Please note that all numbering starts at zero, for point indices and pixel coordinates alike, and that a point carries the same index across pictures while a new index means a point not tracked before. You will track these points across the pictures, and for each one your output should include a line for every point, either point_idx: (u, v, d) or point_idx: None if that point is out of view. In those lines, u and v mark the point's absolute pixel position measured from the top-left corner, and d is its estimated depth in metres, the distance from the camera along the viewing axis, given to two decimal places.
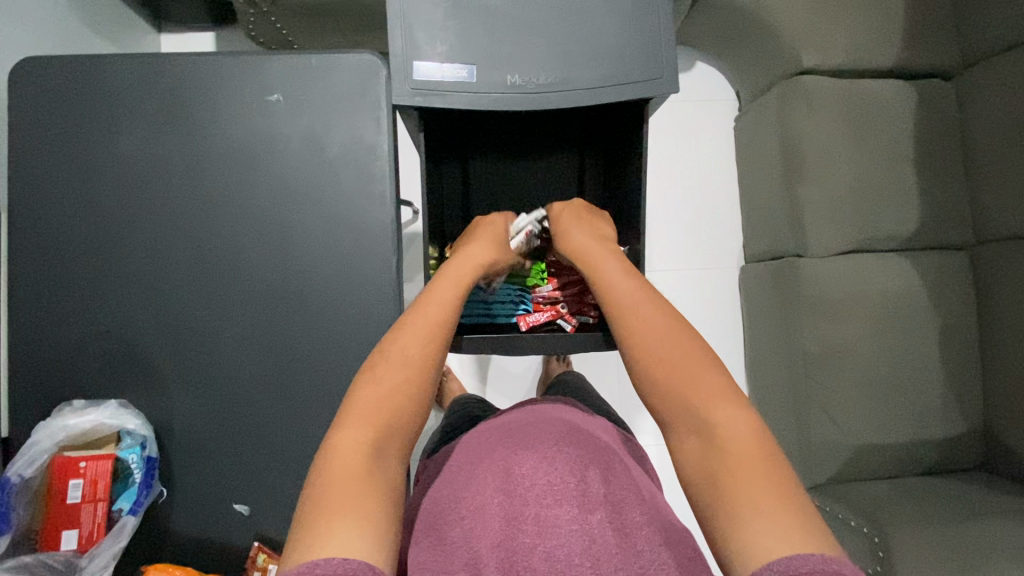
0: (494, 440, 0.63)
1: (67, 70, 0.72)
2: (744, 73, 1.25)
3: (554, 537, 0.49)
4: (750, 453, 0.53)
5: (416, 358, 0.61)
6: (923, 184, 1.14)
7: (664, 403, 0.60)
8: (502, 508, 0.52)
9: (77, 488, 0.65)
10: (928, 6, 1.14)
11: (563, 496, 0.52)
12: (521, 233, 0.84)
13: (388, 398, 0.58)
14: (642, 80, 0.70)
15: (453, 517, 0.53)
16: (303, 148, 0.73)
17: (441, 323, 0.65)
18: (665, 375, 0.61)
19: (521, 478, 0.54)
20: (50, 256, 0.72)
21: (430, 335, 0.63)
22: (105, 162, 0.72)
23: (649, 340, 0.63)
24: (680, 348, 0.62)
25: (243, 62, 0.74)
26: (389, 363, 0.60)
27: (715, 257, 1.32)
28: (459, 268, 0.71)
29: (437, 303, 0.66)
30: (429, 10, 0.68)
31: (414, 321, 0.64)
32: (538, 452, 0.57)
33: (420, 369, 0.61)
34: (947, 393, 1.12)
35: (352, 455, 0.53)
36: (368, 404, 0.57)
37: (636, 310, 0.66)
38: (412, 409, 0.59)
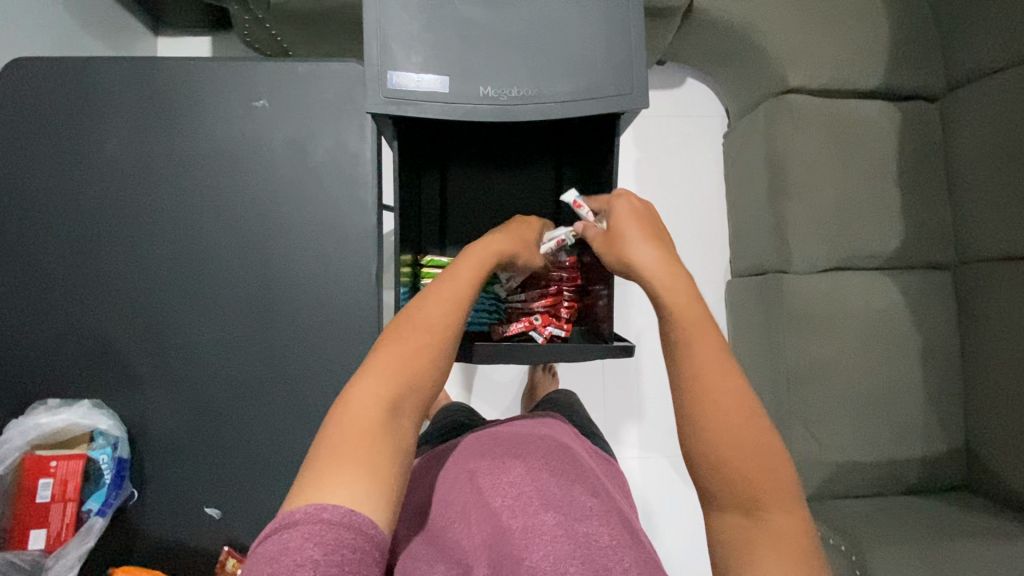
0: (483, 450, 0.62)
1: (55, 71, 0.73)
2: (732, 90, 1.27)
3: (541, 542, 0.48)
4: (796, 537, 0.48)
5: (439, 325, 0.59)
6: (907, 203, 1.15)
7: (714, 471, 0.52)
8: (490, 517, 0.51)
9: (47, 487, 0.66)
10: (914, 29, 1.16)
11: (549, 503, 0.52)
12: (554, 240, 0.81)
13: (408, 360, 0.56)
14: (614, 95, 0.71)
15: (445, 527, 0.53)
16: (287, 154, 0.74)
17: (463, 300, 0.62)
18: (729, 440, 0.52)
19: (509, 487, 0.54)
20: (31, 254, 0.72)
21: (453, 308, 0.61)
22: (88, 162, 0.73)
23: (715, 400, 0.54)
24: (746, 416, 0.53)
25: (229, 67, 0.74)
26: (412, 326, 0.58)
27: (701, 270, 1.33)
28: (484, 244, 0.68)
29: (460, 280, 0.63)
30: (405, 22, 0.70)
31: (437, 293, 0.61)
32: (525, 463, 0.57)
33: (441, 340, 0.58)
34: (929, 411, 1.12)
35: (368, 411, 0.52)
36: (387, 361, 0.55)
37: (701, 359, 0.56)
38: (432, 373, 0.57)
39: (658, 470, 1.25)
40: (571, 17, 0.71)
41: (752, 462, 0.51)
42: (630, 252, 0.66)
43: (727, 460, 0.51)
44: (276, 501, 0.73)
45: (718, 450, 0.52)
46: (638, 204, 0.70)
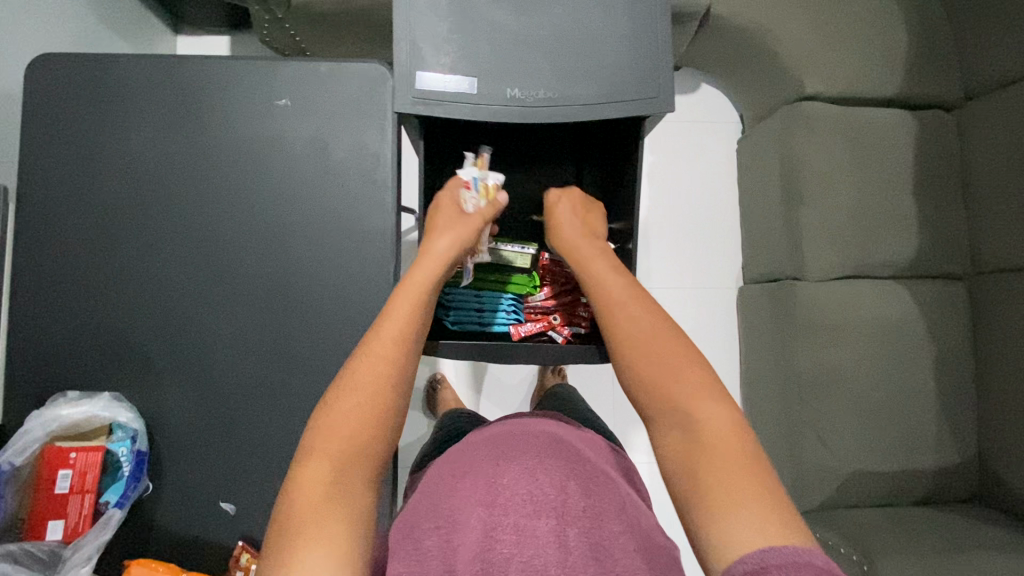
0: (478, 450, 0.62)
1: (82, 67, 0.74)
2: (748, 97, 1.27)
3: (532, 547, 0.49)
4: (733, 448, 0.54)
5: (375, 374, 0.60)
6: (922, 212, 1.15)
7: (646, 395, 0.61)
8: (481, 518, 0.51)
9: (66, 478, 0.66)
10: (932, 38, 1.15)
11: (542, 506, 0.52)
12: (474, 203, 0.78)
13: (351, 419, 0.58)
14: (639, 98, 0.71)
15: (431, 526, 0.52)
16: (308, 153, 0.75)
17: (404, 336, 0.63)
18: (649, 367, 0.61)
19: (503, 489, 0.54)
20: (55, 247, 0.73)
21: (395, 348, 0.62)
22: (111, 158, 0.74)
23: (637, 339, 0.64)
24: (665, 341, 0.63)
25: (253, 66, 0.75)
26: (352, 385, 0.59)
27: (713, 276, 1.33)
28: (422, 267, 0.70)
29: (398, 319, 0.64)
30: (433, 23, 0.70)
31: (374, 337, 0.63)
32: (520, 463, 0.57)
33: (385, 388, 0.60)
34: (943, 422, 1.12)
35: (314, 485, 0.53)
36: (328, 433, 0.57)
37: (623, 305, 0.67)
38: (377, 423, 0.58)
39: None
40: (596, 21, 0.72)
41: (673, 378, 0.60)
42: (563, 237, 0.79)
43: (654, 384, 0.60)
44: None
45: (643, 373, 0.61)
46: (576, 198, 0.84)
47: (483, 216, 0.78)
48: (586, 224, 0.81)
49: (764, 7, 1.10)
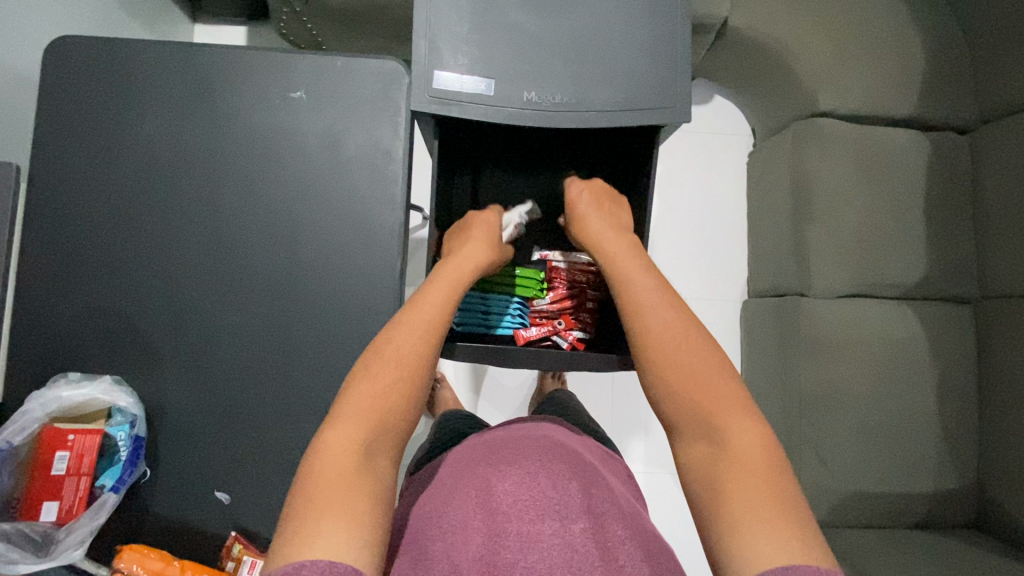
0: (478, 455, 0.62)
1: (100, 51, 0.75)
2: (761, 110, 1.27)
3: (537, 552, 0.48)
4: (758, 467, 0.53)
5: (411, 357, 0.60)
6: (932, 233, 1.14)
7: (673, 404, 0.60)
8: (485, 524, 0.50)
9: (63, 460, 0.66)
10: (948, 59, 1.15)
11: (545, 511, 0.52)
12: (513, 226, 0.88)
13: (382, 397, 0.57)
14: (655, 107, 0.71)
15: (434, 532, 0.52)
16: (321, 146, 0.75)
17: (437, 317, 0.65)
18: (675, 370, 0.61)
19: (505, 493, 0.53)
20: (64, 229, 0.73)
21: (428, 330, 0.63)
22: (124, 142, 0.74)
23: (665, 347, 0.62)
24: (694, 350, 0.61)
25: (270, 58, 0.75)
26: (386, 360, 0.59)
27: (718, 288, 1.32)
28: (459, 265, 0.72)
29: (434, 302, 0.66)
30: (453, 23, 0.70)
31: (409, 316, 0.63)
32: (521, 466, 0.57)
33: (417, 368, 0.60)
34: (943, 446, 1.11)
35: (339, 461, 0.53)
36: (358, 408, 0.56)
37: (652, 310, 0.65)
38: (407, 400, 0.59)
39: (661, 485, 1.24)
40: (615, 27, 0.72)
41: (702, 389, 0.59)
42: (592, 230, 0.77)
43: (683, 393, 0.59)
44: (287, 488, 0.73)
45: (673, 383, 0.60)
46: (600, 187, 0.83)
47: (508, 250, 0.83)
48: (614, 219, 0.79)
49: (782, 22, 1.10)
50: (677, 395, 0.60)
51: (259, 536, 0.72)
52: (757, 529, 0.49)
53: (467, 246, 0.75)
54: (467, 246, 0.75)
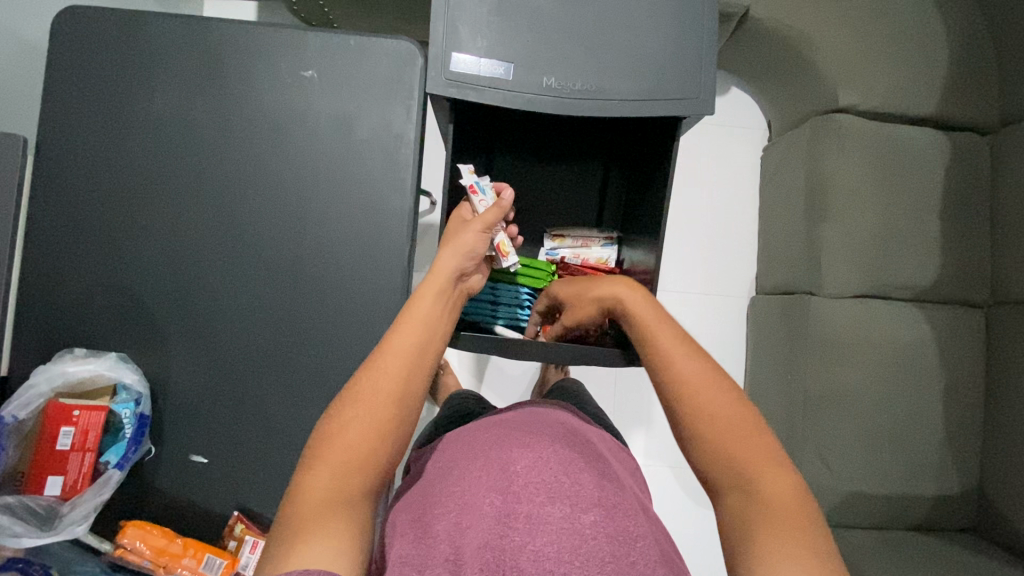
0: (490, 436, 0.61)
1: (108, 23, 0.73)
2: (778, 104, 1.25)
3: (546, 534, 0.47)
4: (794, 517, 0.50)
5: (386, 390, 0.57)
6: (946, 237, 1.12)
7: (717, 475, 0.54)
8: (494, 506, 0.49)
9: (68, 436, 0.66)
10: (974, 58, 1.12)
11: (556, 494, 0.51)
12: (473, 189, 0.77)
13: (365, 437, 0.54)
14: (676, 99, 0.69)
15: (440, 511, 0.51)
16: (331, 127, 0.74)
17: (423, 343, 0.61)
18: (717, 431, 0.55)
19: (516, 475, 0.52)
20: (69, 204, 0.73)
21: (413, 359, 0.59)
22: (134, 116, 0.73)
23: (716, 436, 0.55)
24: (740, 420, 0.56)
25: (281, 35, 0.74)
26: (364, 396, 0.56)
27: (726, 283, 1.32)
28: (439, 275, 0.66)
29: (411, 325, 0.61)
30: (474, 5, 0.68)
31: (393, 344, 0.59)
32: (534, 449, 0.56)
33: (405, 402, 0.57)
34: (945, 450, 1.10)
35: (320, 494, 0.51)
36: (340, 443, 0.54)
37: (711, 404, 0.57)
38: (392, 434, 0.56)
39: (660, 479, 1.24)
40: (637, 15, 0.70)
41: (735, 444, 0.54)
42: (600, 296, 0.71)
43: (716, 445, 0.55)
44: (289, 469, 0.73)
45: (719, 460, 0.54)
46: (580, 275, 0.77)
47: (499, 210, 0.73)
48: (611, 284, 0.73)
49: (805, 14, 1.08)
50: (711, 448, 0.55)
51: (261, 517, 0.73)
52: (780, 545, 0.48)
53: (446, 252, 0.69)
54: (446, 252, 0.69)
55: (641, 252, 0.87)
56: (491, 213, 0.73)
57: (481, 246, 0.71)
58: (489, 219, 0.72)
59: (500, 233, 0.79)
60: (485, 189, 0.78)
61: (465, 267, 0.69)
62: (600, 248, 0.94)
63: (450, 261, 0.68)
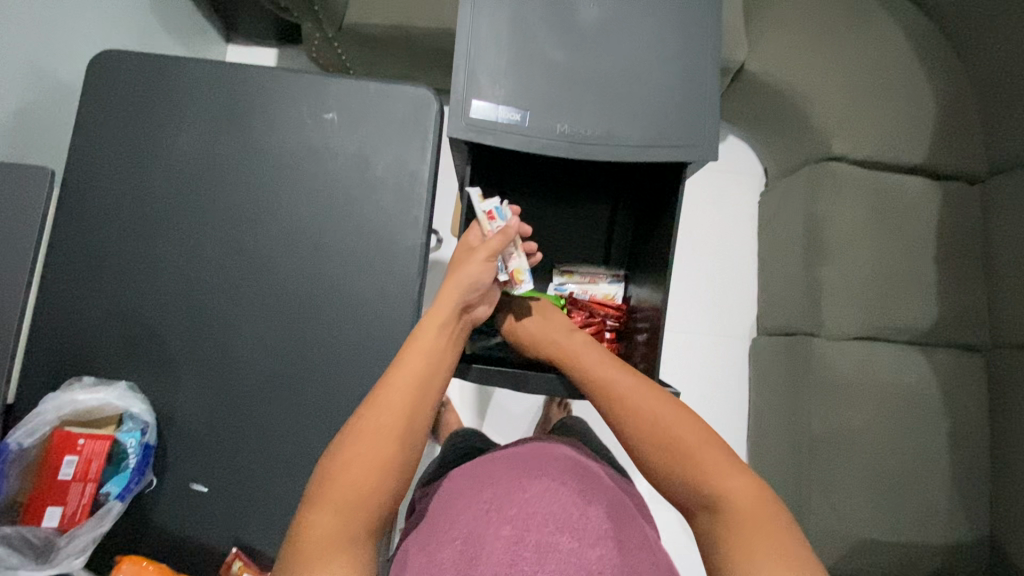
0: (497, 468, 0.61)
1: (142, 66, 0.78)
2: (773, 152, 1.30)
3: (555, 563, 0.46)
4: (762, 522, 0.52)
5: (390, 425, 0.57)
6: (943, 280, 1.15)
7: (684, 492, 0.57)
8: (502, 535, 0.49)
9: (71, 465, 0.65)
10: (958, 113, 1.18)
11: (565, 525, 0.50)
12: (487, 213, 0.77)
13: (371, 472, 0.54)
14: (682, 145, 0.73)
15: (447, 541, 0.51)
16: (349, 166, 0.77)
17: (424, 378, 0.61)
18: (670, 453, 0.59)
19: (525, 505, 0.52)
20: (91, 234, 0.75)
21: (416, 394, 0.60)
22: (160, 151, 0.76)
23: (669, 452, 0.59)
24: (690, 434, 0.59)
25: (306, 79, 0.78)
26: (367, 433, 0.56)
27: (728, 324, 1.33)
28: (438, 313, 0.67)
29: (412, 362, 0.62)
30: (492, 56, 0.73)
31: (394, 380, 0.60)
32: (542, 481, 0.56)
33: (408, 436, 0.58)
34: (953, 496, 1.09)
35: (326, 531, 0.50)
36: (345, 479, 0.53)
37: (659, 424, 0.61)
38: (398, 469, 0.56)
39: (664, 522, 1.22)
40: (643, 69, 0.74)
41: (690, 459, 0.58)
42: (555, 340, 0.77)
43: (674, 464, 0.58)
44: (291, 503, 0.72)
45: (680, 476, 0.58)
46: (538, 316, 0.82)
47: (501, 237, 0.74)
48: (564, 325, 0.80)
49: (795, 69, 1.14)
50: (671, 470, 0.58)
51: (260, 553, 0.71)
52: (761, 551, 0.49)
53: (446, 290, 0.70)
54: (446, 290, 0.70)
55: (647, 291, 0.88)
56: (495, 242, 0.73)
57: (483, 280, 0.72)
58: (493, 248, 0.72)
59: (514, 259, 0.78)
60: (498, 213, 0.77)
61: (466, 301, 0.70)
62: (607, 285, 0.97)
63: (451, 297, 0.69)
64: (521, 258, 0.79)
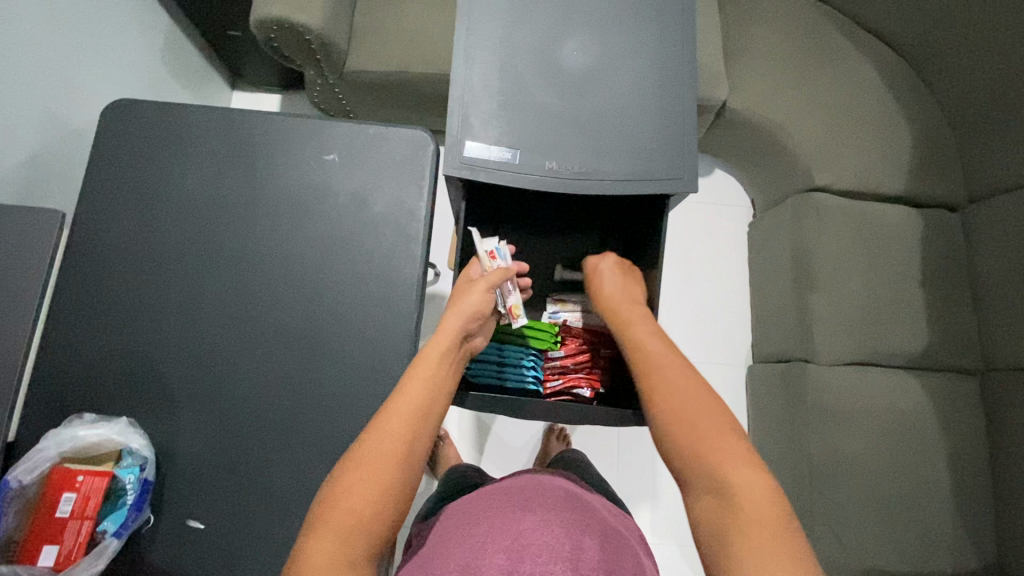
0: (491, 502, 0.61)
1: (153, 114, 0.82)
2: (759, 184, 1.35)
3: None
4: (767, 522, 0.52)
5: (392, 448, 0.57)
6: (931, 306, 1.17)
7: (691, 476, 0.58)
8: (497, 567, 0.49)
9: (68, 502, 0.65)
10: (934, 145, 1.23)
11: (559, 556, 0.50)
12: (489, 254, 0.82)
13: (372, 497, 0.54)
14: (666, 178, 0.76)
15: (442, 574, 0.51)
16: (349, 204, 0.80)
17: (427, 403, 0.62)
18: (688, 435, 0.59)
19: (520, 536, 0.52)
20: (98, 273, 0.77)
21: (419, 418, 0.61)
22: (168, 193, 0.79)
23: (686, 436, 0.59)
24: (712, 426, 0.59)
25: (309, 123, 0.82)
26: (370, 456, 0.56)
27: (724, 352, 1.35)
28: (442, 338, 0.68)
29: (416, 385, 0.63)
30: (484, 100, 0.77)
31: (398, 404, 0.61)
32: (536, 513, 0.56)
33: (410, 460, 0.58)
34: (958, 524, 1.07)
35: (326, 558, 0.51)
36: (347, 504, 0.54)
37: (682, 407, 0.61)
38: (399, 493, 0.56)
39: (667, 556, 1.20)
40: (627, 109, 0.79)
41: (708, 447, 0.58)
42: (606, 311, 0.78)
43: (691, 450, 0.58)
44: (287, 540, 0.71)
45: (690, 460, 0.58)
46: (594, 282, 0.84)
47: (501, 274, 0.78)
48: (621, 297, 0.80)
49: (776, 107, 1.20)
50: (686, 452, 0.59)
51: None
52: (754, 547, 0.50)
53: (450, 315, 0.71)
54: (450, 315, 0.71)
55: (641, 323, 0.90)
56: (494, 276, 0.77)
57: (484, 308, 0.74)
58: (492, 280, 0.76)
59: (512, 295, 0.82)
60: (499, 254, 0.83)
61: (468, 327, 0.72)
62: None
63: (454, 322, 0.70)
64: (517, 295, 0.84)
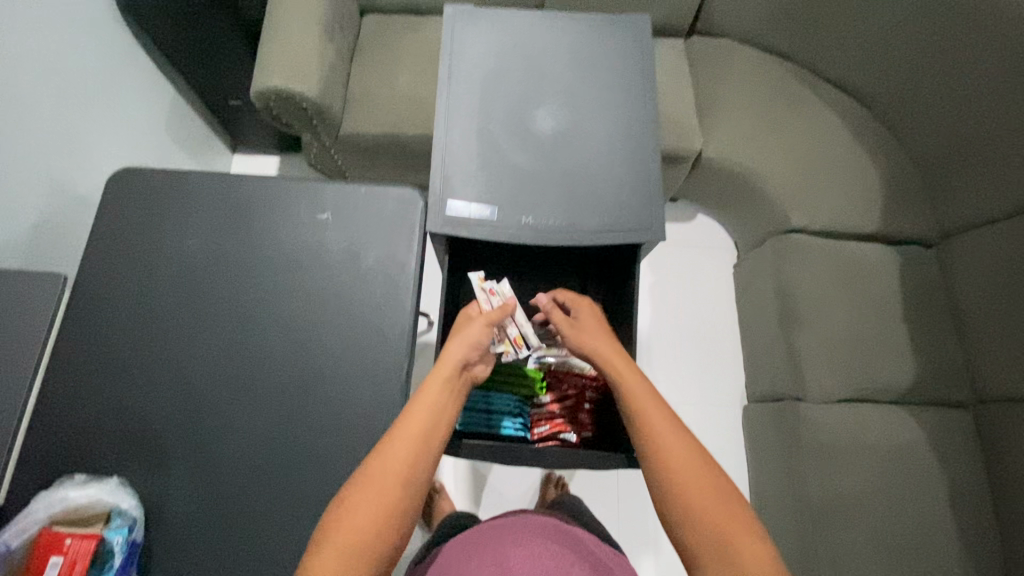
0: (481, 540, 0.61)
1: (156, 180, 0.87)
2: (740, 227, 1.40)
3: None
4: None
5: (395, 471, 0.57)
6: (916, 340, 1.19)
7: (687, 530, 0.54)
8: None
9: (53, 567, 0.63)
10: (903, 186, 1.29)
11: None
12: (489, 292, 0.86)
13: (373, 521, 0.54)
14: (637, 229, 0.81)
15: None
16: (341, 260, 0.84)
17: (430, 429, 0.62)
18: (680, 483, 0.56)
19: (510, 570, 0.52)
20: (96, 332, 0.79)
21: (423, 442, 0.61)
22: (167, 253, 0.83)
23: (679, 483, 0.56)
24: (703, 473, 0.56)
25: (303, 185, 0.87)
26: (373, 478, 0.56)
27: (717, 392, 1.35)
28: (446, 365, 0.70)
29: (421, 410, 0.63)
30: (464, 162, 0.83)
31: (403, 428, 0.61)
32: (526, 548, 0.56)
33: (412, 486, 0.58)
34: (967, 564, 1.05)
35: None
36: (348, 525, 0.53)
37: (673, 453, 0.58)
38: (400, 518, 0.56)
39: None
40: (599, 165, 0.84)
41: (700, 496, 0.54)
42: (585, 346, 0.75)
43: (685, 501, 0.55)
44: None
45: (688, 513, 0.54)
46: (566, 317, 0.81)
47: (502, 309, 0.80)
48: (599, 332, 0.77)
49: (748, 155, 1.27)
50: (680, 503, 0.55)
51: None
52: None
53: (453, 344, 0.73)
54: (453, 344, 0.73)
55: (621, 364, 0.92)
56: (495, 313, 0.79)
57: (485, 339, 0.76)
58: (492, 316, 0.78)
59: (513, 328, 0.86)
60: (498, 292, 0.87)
61: (470, 357, 0.73)
62: None
63: (457, 351, 0.72)
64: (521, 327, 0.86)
